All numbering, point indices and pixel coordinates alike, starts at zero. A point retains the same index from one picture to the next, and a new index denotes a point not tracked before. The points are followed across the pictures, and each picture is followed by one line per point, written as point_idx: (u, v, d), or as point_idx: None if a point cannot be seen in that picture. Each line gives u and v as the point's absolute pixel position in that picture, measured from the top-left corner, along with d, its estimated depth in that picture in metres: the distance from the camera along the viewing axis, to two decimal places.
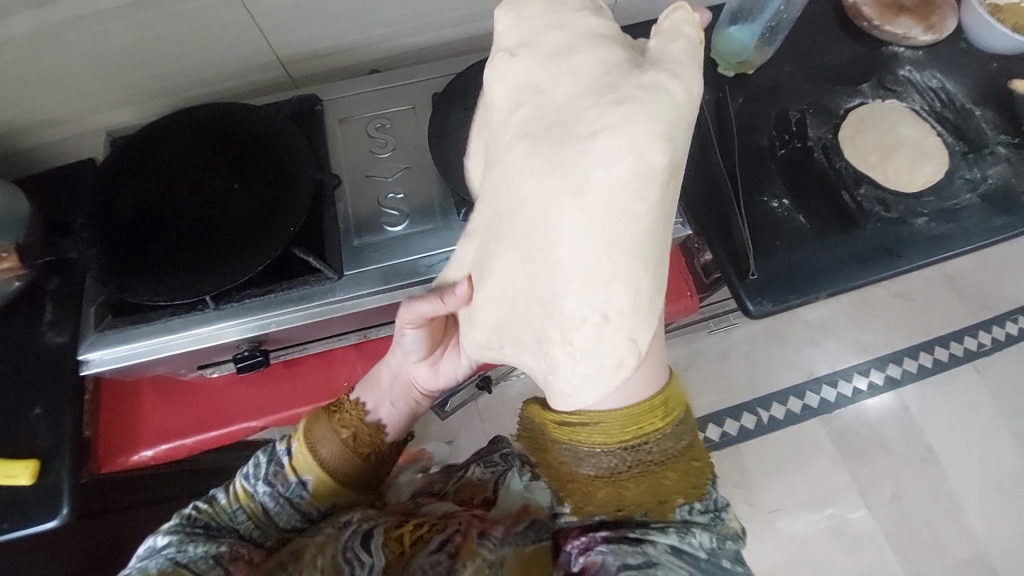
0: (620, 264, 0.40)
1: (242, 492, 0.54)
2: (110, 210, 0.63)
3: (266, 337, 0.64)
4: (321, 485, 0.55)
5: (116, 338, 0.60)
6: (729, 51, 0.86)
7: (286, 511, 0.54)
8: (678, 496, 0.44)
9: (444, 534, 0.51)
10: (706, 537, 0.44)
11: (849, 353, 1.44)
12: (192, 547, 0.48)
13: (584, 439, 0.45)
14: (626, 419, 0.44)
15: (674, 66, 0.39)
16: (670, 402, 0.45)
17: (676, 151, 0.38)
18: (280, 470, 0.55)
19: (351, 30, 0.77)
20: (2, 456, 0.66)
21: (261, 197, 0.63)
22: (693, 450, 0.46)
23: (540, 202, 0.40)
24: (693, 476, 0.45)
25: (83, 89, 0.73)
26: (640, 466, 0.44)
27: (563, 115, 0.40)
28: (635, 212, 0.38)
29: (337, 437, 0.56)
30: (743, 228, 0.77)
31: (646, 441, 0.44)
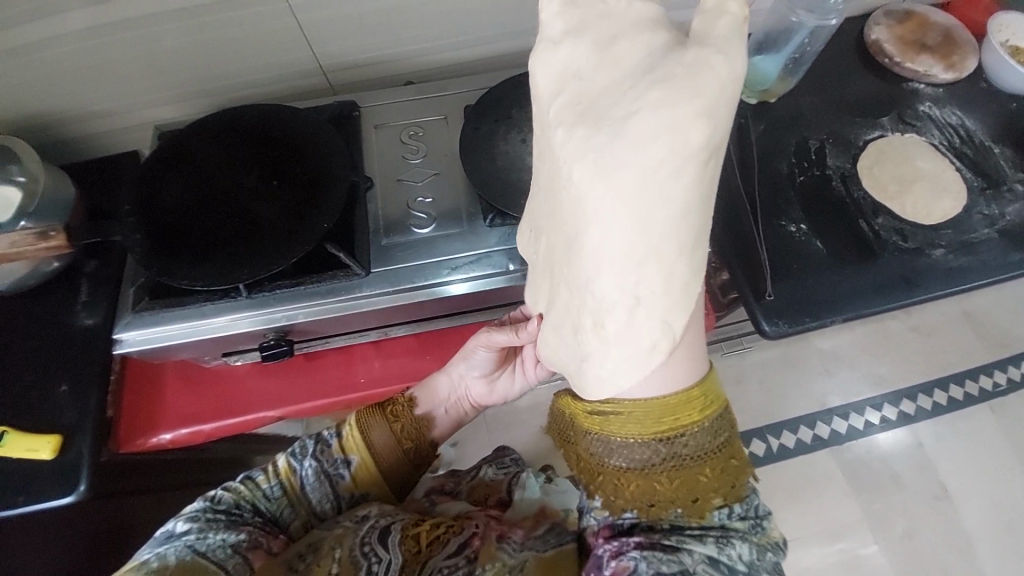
0: (652, 246, 0.41)
1: (285, 466, 0.56)
2: (157, 198, 0.66)
3: (291, 328, 0.66)
4: (363, 470, 0.56)
5: (151, 320, 0.63)
6: (752, 79, 0.88)
7: (322, 491, 0.55)
8: (712, 494, 0.46)
9: (462, 537, 0.53)
10: (745, 548, 0.45)
11: (862, 385, 1.43)
12: (212, 535, 0.48)
13: (617, 429, 0.46)
14: (662, 410, 0.45)
15: (719, 44, 0.36)
16: (707, 396, 0.46)
17: (716, 133, 0.38)
18: (327, 449, 0.56)
19: (391, 44, 0.81)
20: (26, 430, 0.68)
21: (300, 192, 0.66)
22: (730, 446, 0.47)
23: (576, 188, 0.41)
24: (729, 475, 0.46)
25: (135, 85, 0.78)
26: (674, 459, 0.45)
27: (599, 99, 0.40)
28: (667, 199, 0.39)
29: (388, 426, 0.57)
30: (760, 249, 0.78)
31: (682, 433, 0.45)
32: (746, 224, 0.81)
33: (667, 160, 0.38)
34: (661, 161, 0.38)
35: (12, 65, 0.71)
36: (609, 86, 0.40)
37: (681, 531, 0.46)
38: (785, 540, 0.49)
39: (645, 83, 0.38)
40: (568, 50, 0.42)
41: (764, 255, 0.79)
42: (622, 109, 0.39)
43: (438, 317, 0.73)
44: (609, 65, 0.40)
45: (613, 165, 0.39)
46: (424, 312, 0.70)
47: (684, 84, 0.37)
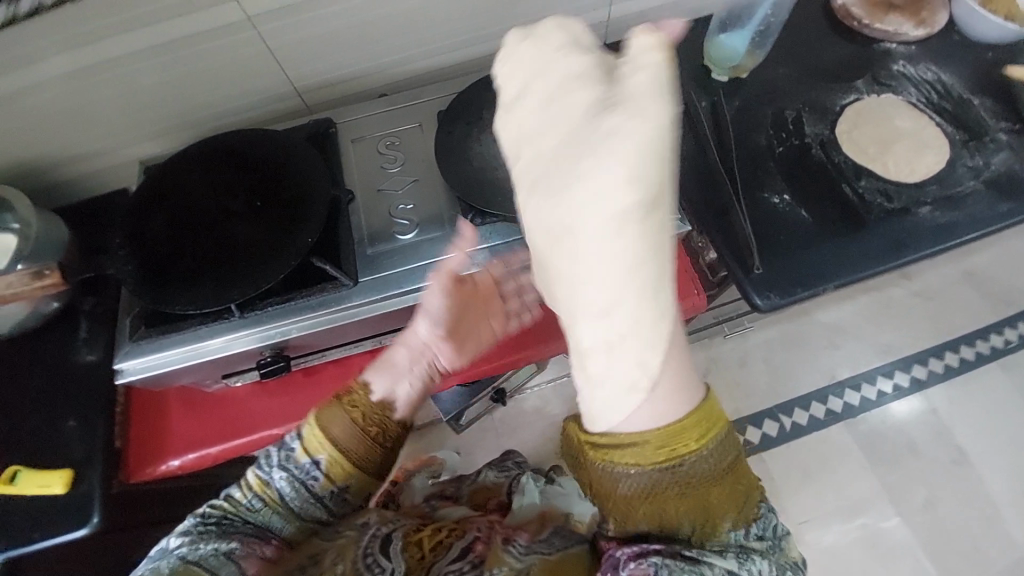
0: (614, 292, 0.40)
1: (258, 480, 0.52)
2: (144, 230, 0.67)
3: (287, 344, 0.67)
4: (337, 468, 0.52)
5: (150, 347, 0.64)
6: (720, 57, 0.89)
7: (303, 498, 0.52)
8: (721, 514, 0.45)
9: (465, 541, 0.53)
10: (765, 564, 0.46)
11: (871, 354, 1.41)
12: (203, 545, 0.48)
13: (619, 461, 0.44)
14: (662, 441, 0.43)
15: (638, 103, 0.38)
16: (707, 418, 0.43)
17: (653, 183, 0.37)
18: (292, 454, 0.52)
19: (362, 59, 0.83)
20: (39, 466, 0.70)
21: (280, 217, 0.66)
22: (734, 463, 0.45)
23: (538, 244, 0.43)
24: (734, 493, 0.45)
25: (119, 124, 0.80)
26: (678, 486, 0.44)
27: (546, 159, 0.43)
28: (618, 251, 0.38)
29: (345, 414, 0.53)
30: (742, 222, 0.79)
31: (684, 460, 0.43)
32: (728, 200, 0.81)
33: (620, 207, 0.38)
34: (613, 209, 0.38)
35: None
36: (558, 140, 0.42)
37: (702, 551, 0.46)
38: (802, 559, 0.51)
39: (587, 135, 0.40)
40: (518, 115, 0.47)
41: (747, 227, 0.79)
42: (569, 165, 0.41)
43: None
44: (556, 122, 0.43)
45: (566, 220, 0.40)
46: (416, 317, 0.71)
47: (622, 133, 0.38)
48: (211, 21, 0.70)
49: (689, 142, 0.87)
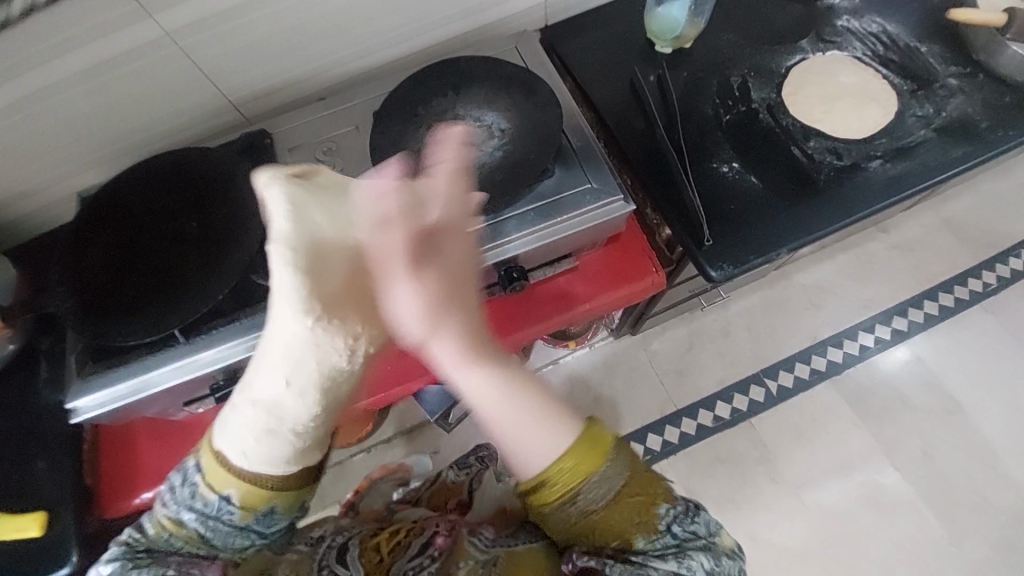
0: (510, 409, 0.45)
1: (168, 521, 0.47)
2: (79, 264, 0.66)
3: (240, 364, 0.67)
4: (255, 497, 0.46)
5: (97, 383, 0.64)
6: (661, 29, 0.86)
7: (224, 532, 0.47)
8: (638, 526, 0.48)
9: (424, 537, 0.56)
10: (705, 559, 0.48)
11: (852, 311, 1.42)
12: (136, 575, 0.45)
13: (537, 502, 0.47)
14: (559, 476, 0.46)
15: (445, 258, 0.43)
16: (590, 443, 0.46)
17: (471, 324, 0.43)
18: (197, 490, 0.46)
19: (294, 66, 0.81)
20: (10, 511, 0.71)
21: (213, 238, 0.65)
22: (636, 474, 0.48)
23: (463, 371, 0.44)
24: (646, 501, 0.48)
25: (52, 157, 0.78)
26: (587, 511, 0.47)
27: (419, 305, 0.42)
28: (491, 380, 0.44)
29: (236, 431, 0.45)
30: (691, 194, 0.78)
31: (583, 487, 0.46)
32: (676, 174, 0.80)
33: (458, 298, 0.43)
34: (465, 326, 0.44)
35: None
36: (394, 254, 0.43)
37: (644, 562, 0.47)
38: (739, 546, 0.53)
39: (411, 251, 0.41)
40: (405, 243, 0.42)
41: (697, 200, 0.78)
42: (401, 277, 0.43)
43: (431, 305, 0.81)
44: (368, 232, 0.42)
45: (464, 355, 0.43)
46: None
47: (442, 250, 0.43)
48: (127, 41, 0.68)
49: (635, 119, 0.85)
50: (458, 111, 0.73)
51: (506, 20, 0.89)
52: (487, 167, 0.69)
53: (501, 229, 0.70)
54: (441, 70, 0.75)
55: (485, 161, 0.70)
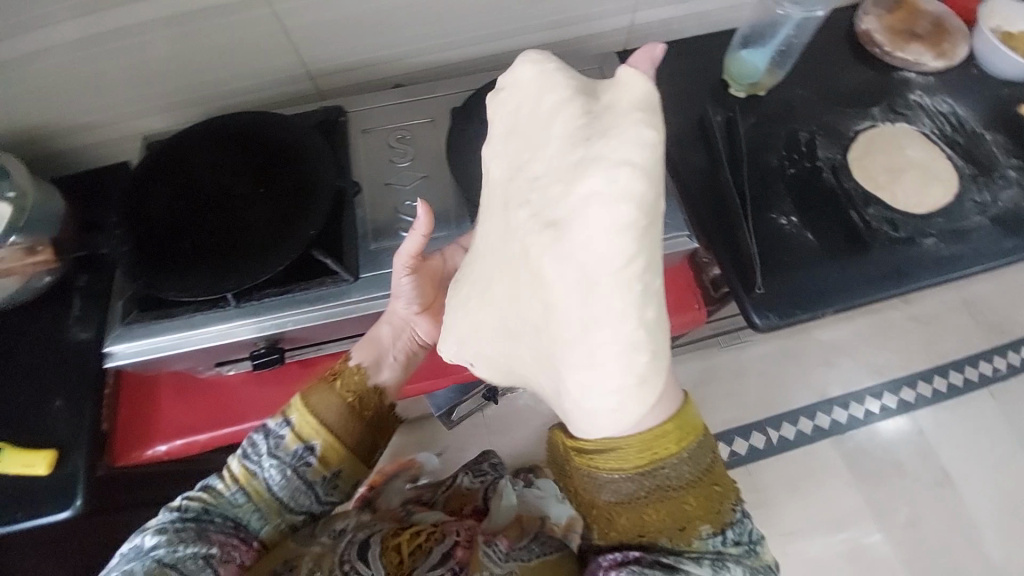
0: (620, 363, 0.41)
1: (243, 472, 0.58)
2: (140, 210, 0.65)
3: (282, 336, 0.67)
4: (331, 453, 0.58)
5: (140, 331, 0.63)
6: (741, 74, 0.87)
7: (290, 487, 0.58)
8: (695, 520, 0.51)
9: (444, 546, 0.59)
10: (739, 569, 0.52)
11: (861, 374, 1.43)
12: (182, 548, 0.52)
13: (605, 466, 0.50)
14: (641, 446, 0.48)
15: (628, 158, 0.37)
16: (683, 431, 0.49)
17: (631, 250, 0.37)
18: (281, 443, 0.57)
19: (377, 48, 0.81)
20: (23, 446, 0.71)
21: (280, 206, 0.65)
22: (711, 472, 0.51)
23: (599, 297, 0.39)
24: (711, 500, 0.51)
25: (122, 98, 0.78)
26: (656, 489, 0.50)
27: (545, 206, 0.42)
28: (615, 323, 0.40)
29: (326, 387, 0.59)
30: (748, 240, 0.78)
31: (663, 466, 0.49)
32: (736, 217, 0.80)
33: (630, 224, 0.36)
34: (623, 259, 0.38)
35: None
36: (539, 169, 0.43)
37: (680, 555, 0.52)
38: (774, 561, 0.56)
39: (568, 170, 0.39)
40: (602, 146, 0.39)
41: (753, 247, 0.78)
42: (546, 194, 0.42)
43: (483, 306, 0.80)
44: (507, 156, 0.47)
45: (604, 283, 0.38)
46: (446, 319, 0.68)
47: (629, 173, 0.37)
48: None
49: (702, 155, 0.86)
50: None
51: (589, 38, 0.89)
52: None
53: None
54: None
55: None
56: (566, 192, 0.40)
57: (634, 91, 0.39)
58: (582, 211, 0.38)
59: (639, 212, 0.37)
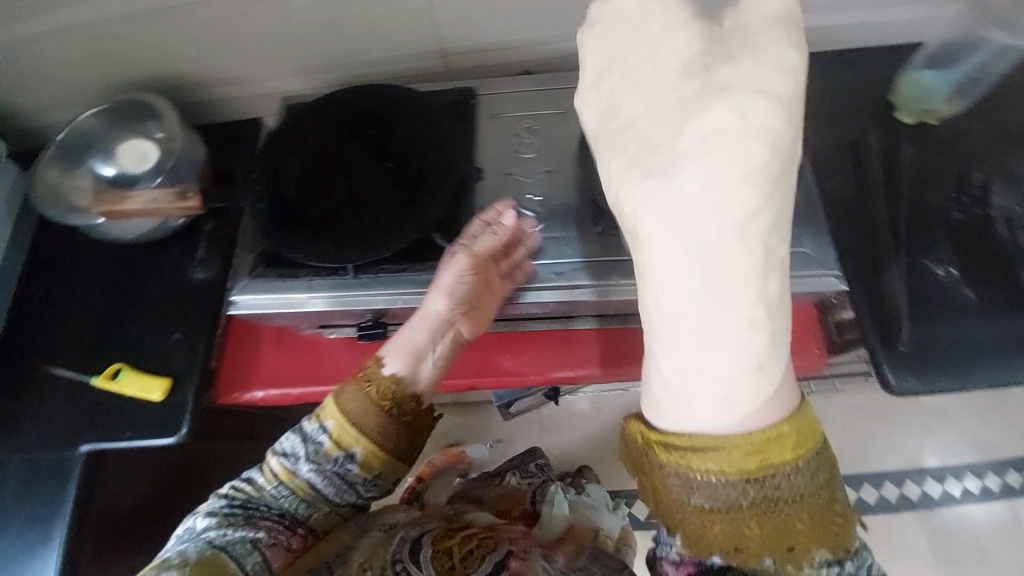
0: (729, 312, 0.40)
1: (283, 470, 0.59)
2: (277, 168, 0.67)
3: (388, 312, 0.67)
4: (371, 457, 0.58)
5: (263, 286, 0.65)
6: (913, 98, 0.77)
7: (333, 486, 0.58)
8: (804, 546, 0.44)
9: (497, 555, 0.57)
10: None
11: (965, 448, 1.27)
12: (231, 532, 0.54)
13: (701, 466, 0.43)
14: (748, 447, 0.43)
15: (762, 87, 0.37)
16: (799, 436, 0.43)
17: (759, 190, 0.37)
18: (320, 449, 0.58)
19: (515, 31, 0.79)
20: (146, 371, 0.78)
21: (408, 185, 0.66)
22: (828, 491, 0.44)
23: (722, 240, 0.38)
24: (827, 526, 0.44)
25: (269, 58, 0.84)
26: (763, 501, 0.43)
27: (654, 143, 0.40)
28: (732, 271, 0.39)
29: (362, 395, 0.59)
30: (894, 286, 0.70)
31: (773, 475, 0.43)
32: (883, 260, 0.72)
33: (763, 172, 0.37)
34: (750, 206, 0.38)
35: (177, 24, 0.80)
36: (639, 109, 0.42)
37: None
38: None
39: (689, 102, 0.38)
40: (732, 70, 0.38)
41: (898, 296, 0.70)
42: (654, 133, 0.40)
43: (581, 318, 0.76)
44: (604, 93, 0.45)
45: (729, 225, 0.38)
46: (479, 313, 0.65)
47: (762, 106, 0.36)
48: None
49: (849, 184, 0.77)
50: None
51: None
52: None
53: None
54: None
55: None
56: (676, 130, 0.39)
57: (759, 21, 0.39)
58: (708, 143, 0.37)
59: (774, 145, 0.37)
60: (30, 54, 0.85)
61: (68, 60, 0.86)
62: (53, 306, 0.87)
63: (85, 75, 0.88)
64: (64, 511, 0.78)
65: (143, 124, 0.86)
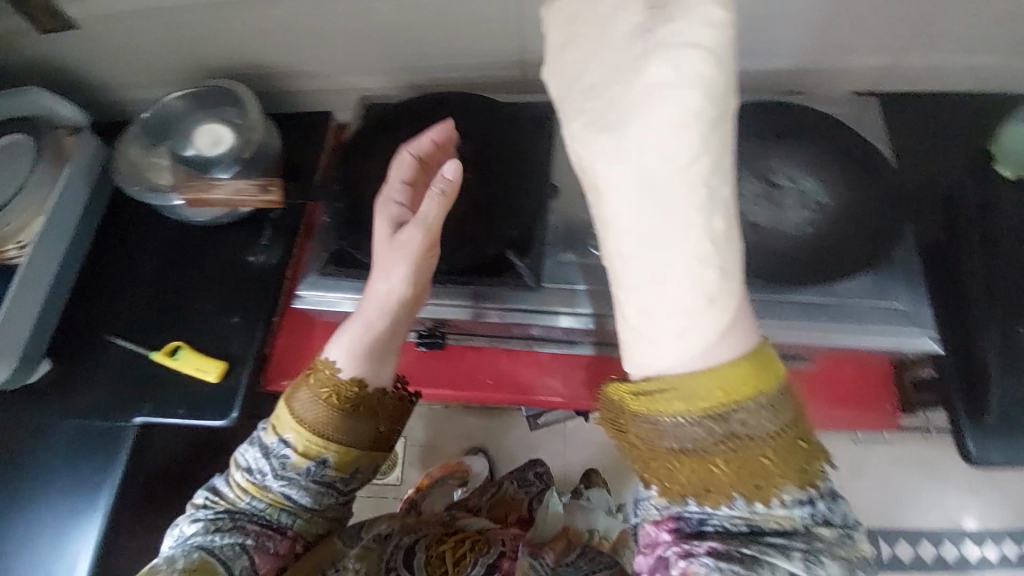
0: (687, 250, 0.41)
1: (252, 485, 0.56)
2: (355, 169, 0.68)
3: (448, 322, 0.69)
4: (346, 457, 0.56)
5: (331, 285, 0.66)
6: (1013, 149, 0.71)
7: (311, 493, 0.57)
8: (773, 481, 0.41)
9: (490, 556, 0.61)
10: (834, 567, 0.40)
11: (1014, 515, 1.19)
12: (218, 538, 0.54)
13: (666, 408, 0.42)
14: (709, 383, 0.41)
15: (696, 44, 0.40)
16: (757, 368, 0.41)
17: (698, 134, 0.40)
18: (286, 462, 0.55)
19: None
20: (203, 352, 0.80)
21: (485, 198, 0.66)
22: (796, 425, 0.42)
23: (677, 178, 0.40)
24: (799, 461, 0.42)
25: (350, 54, 0.85)
26: (728, 437, 0.41)
27: (609, 100, 0.42)
28: (688, 206, 0.41)
29: (317, 398, 0.56)
30: (987, 351, 0.65)
31: (735, 410, 0.41)
32: (975, 320, 0.67)
33: (696, 116, 0.40)
34: (690, 151, 0.40)
35: (266, 12, 0.80)
36: (597, 75, 0.42)
37: (755, 530, 0.42)
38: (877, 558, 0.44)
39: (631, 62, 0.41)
40: (677, 30, 0.41)
41: (991, 361, 0.65)
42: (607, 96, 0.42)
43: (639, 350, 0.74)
44: (561, 65, 0.45)
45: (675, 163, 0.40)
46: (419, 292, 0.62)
47: (696, 57, 0.40)
48: None
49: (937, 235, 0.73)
50: (772, 163, 0.61)
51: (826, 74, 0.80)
52: (793, 241, 0.57)
53: (764, 309, 0.58)
54: (773, 105, 0.64)
55: (788, 231, 0.58)
56: (630, 88, 0.41)
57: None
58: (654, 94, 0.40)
59: (712, 92, 0.40)
60: (118, 30, 0.86)
61: (155, 40, 0.88)
62: (117, 276, 0.90)
63: (168, 53, 0.90)
64: (114, 475, 0.81)
65: (223, 109, 0.88)
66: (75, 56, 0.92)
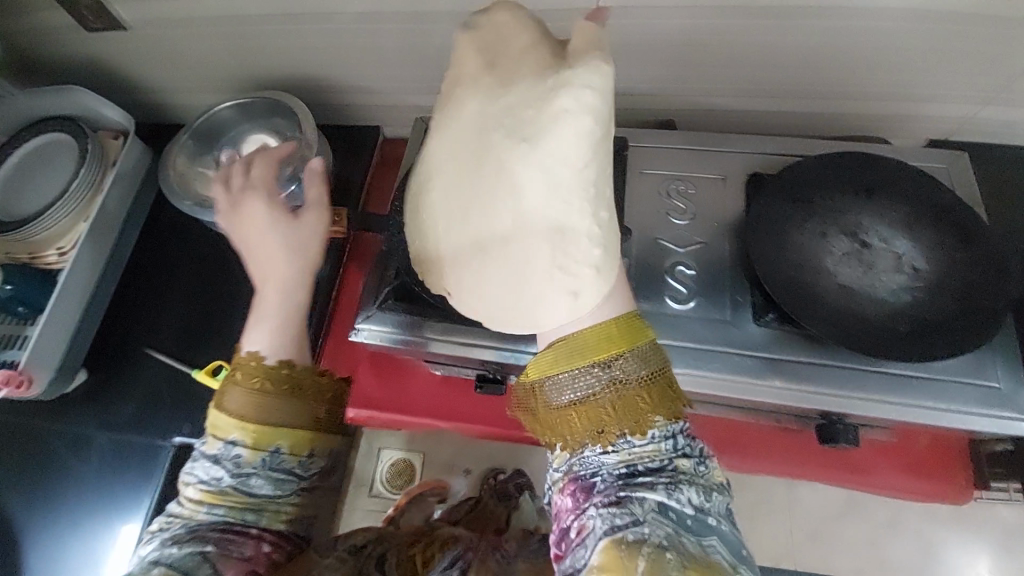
0: (576, 251, 0.44)
1: (208, 493, 0.46)
2: None
3: (512, 366, 0.65)
4: (301, 441, 0.49)
5: (393, 321, 0.65)
6: None
7: (274, 484, 0.47)
8: (647, 418, 0.44)
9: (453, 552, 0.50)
10: (693, 493, 0.41)
11: None
12: (173, 548, 0.43)
13: (563, 364, 0.46)
14: (591, 339, 0.46)
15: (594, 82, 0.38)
16: (630, 325, 0.46)
17: (594, 155, 0.41)
18: (240, 458, 0.47)
19: (668, 81, 0.76)
20: None
21: None
22: (663, 370, 0.47)
23: (570, 193, 0.42)
24: (666, 398, 0.45)
25: (406, 73, 0.83)
26: (613, 385, 0.45)
27: (518, 118, 0.41)
28: (577, 212, 0.43)
29: (245, 390, 0.48)
30: None
31: (615, 359, 0.45)
32: None
33: (592, 140, 0.40)
34: (583, 166, 0.41)
35: (322, 28, 0.77)
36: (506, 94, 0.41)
37: (633, 475, 0.42)
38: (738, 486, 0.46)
39: (540, 89, 0.39)
40: (582, 70, 0.38)
41: None
42: (515, 115, 0.41)
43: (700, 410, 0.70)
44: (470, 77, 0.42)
45: (567, 177, 0.41)
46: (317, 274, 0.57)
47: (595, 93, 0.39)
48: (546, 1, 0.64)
49: None
50: (862, 220, 0.58)
51: (896, 118, 0.78)
52: (889, 309, 0.55)
53: (852, 380, 0.56)
54: (864, 161, 0.60)
55: (882, 297, 0.55)
56: (536, 115, 0.40)
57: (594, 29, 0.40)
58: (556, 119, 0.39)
59: (606, 122, 0.40)
60: (165, 34, 0.83)
61: (204, 48, 0.85)
62: (157, 288, 0.89)
63: (216, 61, 0.87)
64: (154, 483, 0.80)
65: (272, 121, 0.86)
66: (121, 58, 0.90)
